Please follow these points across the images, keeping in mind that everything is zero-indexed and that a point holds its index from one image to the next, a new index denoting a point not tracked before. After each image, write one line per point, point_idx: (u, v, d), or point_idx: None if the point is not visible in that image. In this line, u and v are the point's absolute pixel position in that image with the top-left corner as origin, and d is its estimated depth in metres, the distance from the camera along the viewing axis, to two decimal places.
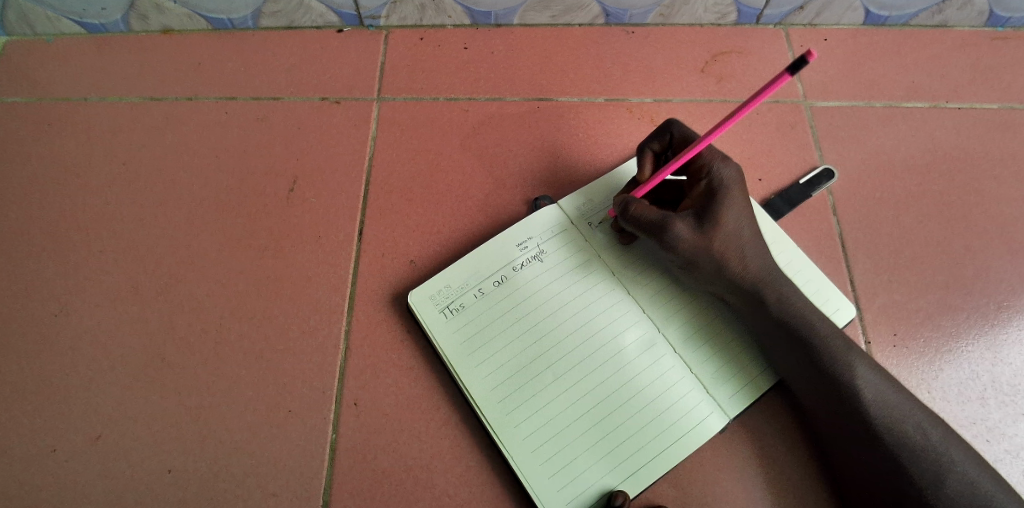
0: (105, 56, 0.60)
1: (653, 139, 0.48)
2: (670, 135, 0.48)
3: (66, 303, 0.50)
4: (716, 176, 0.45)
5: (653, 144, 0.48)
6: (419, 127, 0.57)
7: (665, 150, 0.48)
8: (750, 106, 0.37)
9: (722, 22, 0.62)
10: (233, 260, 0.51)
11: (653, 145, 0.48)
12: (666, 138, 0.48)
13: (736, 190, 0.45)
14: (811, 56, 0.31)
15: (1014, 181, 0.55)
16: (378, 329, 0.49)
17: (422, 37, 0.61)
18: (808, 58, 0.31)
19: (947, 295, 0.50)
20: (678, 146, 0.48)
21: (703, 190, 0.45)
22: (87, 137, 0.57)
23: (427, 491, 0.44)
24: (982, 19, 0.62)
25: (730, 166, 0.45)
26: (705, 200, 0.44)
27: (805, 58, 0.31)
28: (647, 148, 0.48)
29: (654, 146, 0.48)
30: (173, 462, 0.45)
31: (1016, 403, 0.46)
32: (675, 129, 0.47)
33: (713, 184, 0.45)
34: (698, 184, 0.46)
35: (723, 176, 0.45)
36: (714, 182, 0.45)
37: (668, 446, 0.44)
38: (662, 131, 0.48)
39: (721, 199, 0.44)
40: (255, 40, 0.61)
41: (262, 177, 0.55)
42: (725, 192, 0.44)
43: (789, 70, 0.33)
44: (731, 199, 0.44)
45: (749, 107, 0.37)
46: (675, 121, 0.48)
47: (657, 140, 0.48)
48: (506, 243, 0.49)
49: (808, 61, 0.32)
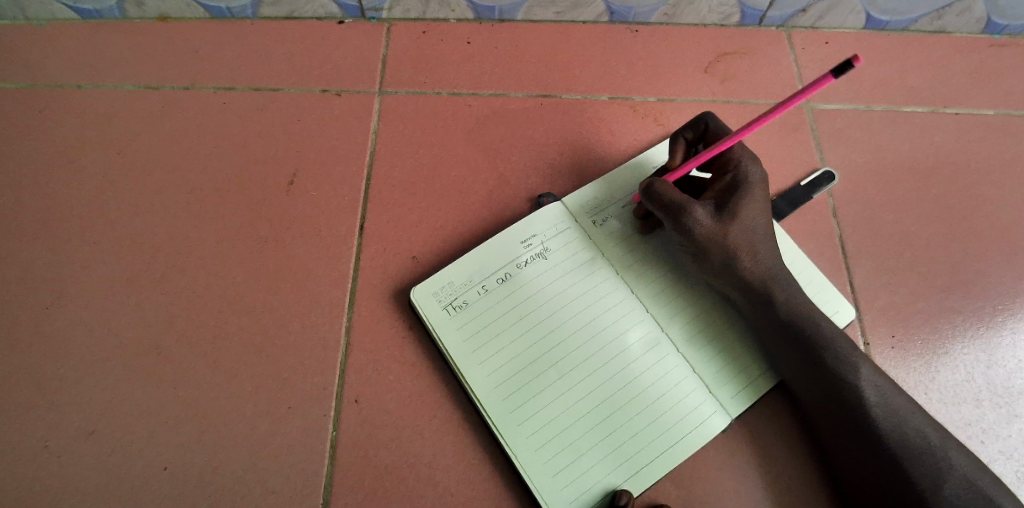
0: (100, 41, 0.59)
1: (688, 128, 0.49)
2: (704, 127, 0.49)
3: (59, 293, 0.49)
4: (743, 171, 0.45)
5: (687, 132, 0.49)
6: (422, 121, 0.56)
7: (696, 142, 0.49)
8: (790, 105, 0.39)
9: (726, 22, 0.62)
10: (232, 252, 0.51)
11: (687, 134, 0.49)
12: (700, 128, 0.49)
13: (759, 189, 0.45)
14: (857, 60, 0.34)
15: (1008, 186, 0.56)
16: (379, 325, 0.48)
17: (425, 30, 0.61)
18: (855, 61, 0.34)
19: (944, 298, 0.51)
20: (709, 140, 0.48)
21: (727, 183, 0.46)
22: (82, 126, 0.56)
23: (428, 489, 0.44)
24: (980, 26, 0.62)
25: (757, 166, 0.46)
26: (728, 193, 0.45)
27: (851, 61, 0.34)
28: (681, 135, 0.49)
29: (688, 135, 0.49)
30: (170, 459, 0.44)
31: (1010, 405, 0.47)
32: (710, 122, 0.48)
33: (737, 179, 0.45)
34: (723, 177, 0.46)
35: (748, 173, 0.45)
36: (739, 177, 0.45)
37: (671, 446, 0.44)
38: (697, 121, 0.49)
39: (744, 194, 0.44)
40: (254, 29, 0.60)
41: (262, 168, 0.54)
42: (748, 189, 0.45)
43: (834, 74, 0.36)
44: (752, 195, 0.45)
45: (783, 109, 0.39)
46: (710, 114, 0.49)
47: (692, 129, 0.49)
48: (511, 240, 0.49)
49: (855, 64, 0.35)
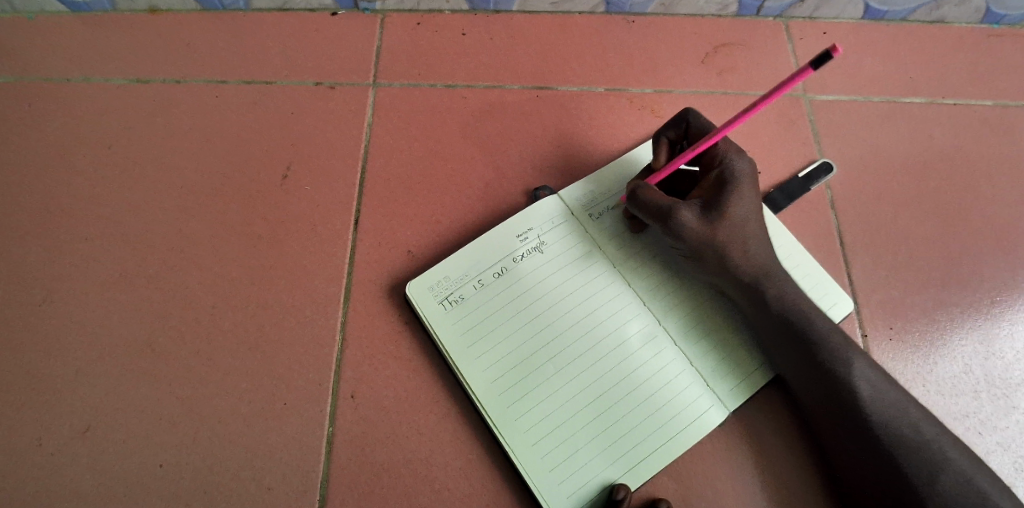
0: (91, 34, 0.58)
1: (669, 128, 0.48)
2: (686, 125, 0.48)
3: (52, 291, 0.49)
4: (730, 166, 0.45)
5: (669, 132, 0.48)
6: (417, 115, 0.56)
7: (679, 140, 0.49)
8: (771, 98, 0.39)
9: (723, 13, 0.62)
10: (226, 248, 0.50)
11: (669, 134, 0.48)
12: (683, 127, 0.48)
13: (748, 182, 0.45)
14: (835, 51, 0.34)
15: (1006, 178, 0.56)
16: (375, 321, 0.48)
17: (419, 22, 0.60)
18: (833, 53, 0.34)
19: (942, 291, 0.51)
20: (693, 137, 0.48)
21: (715, 180, 0.45)
22: (73, 121, 0.55)
23: (426, 485, 0.44)
24: (978, 16, 0.62)
25: (744, 159, 0.45)
26: (716, 190, 0.44)
27: (829, 52, 0.34)
28: (663, 135, 0.48)
29: (670, 134, 0.48)
30: (166, 456, 0.44)
31: (1007, 397, 0.47)
32: (692, 119, 0.48)
33: (725, 174, 0.45)
34: (710, 174, 0.46)
35: (736, 167, 0.45)
36: (725, 172, 0.45)
37: (669, 439, 0.44)
38: (679, 120, 0.48)
39: (732, 188, 0.44)
40: (247, 21, 0.60)
41: (255, 163, 0.53)
42: (737, 183, 0.44)
43: (811, 67, 0.36)
44: (741, 190, 0.44)
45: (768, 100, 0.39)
46: (691, 111, 0.48)
47: (673, 128, 0.48)
48: (506, 234, 0.49)
49: (831, 57, 0.34)
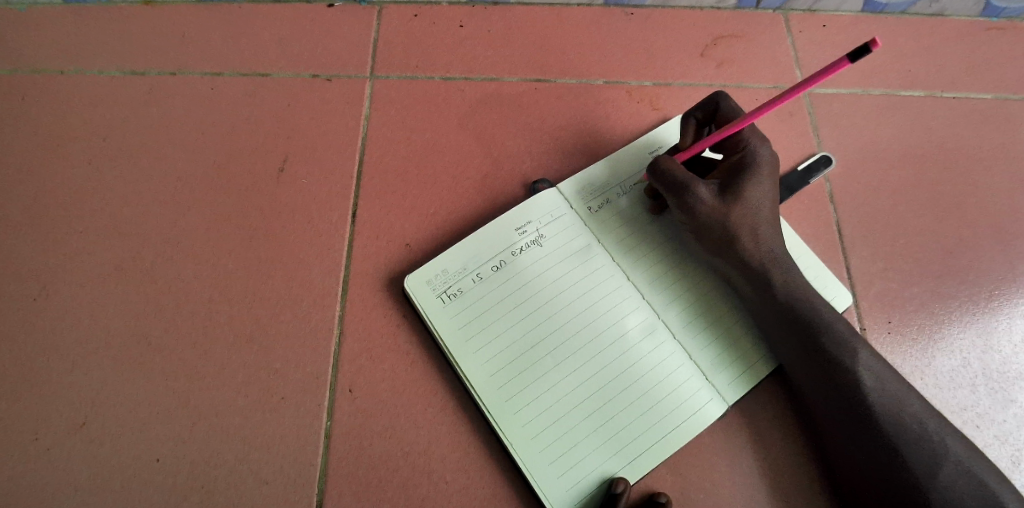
0: (85, 25, 0.58)
1: (698, 109, 0.49)
2: (714, 107, 0.48)
3: (47, 284, 0.48)
4: (752, 152, 0.45)
5: (697, 113, 0.49)
6: (414, 106, 0.56)
7: (705, 123, 0.49)
8: (801, 90, 0.39)
9: (722, 5, 0.61)
10: (222, 240, 0.50)
11: (697, 114, 0.49)
12: (711, 109, 0.48)
13: (768, 170, 0.45)
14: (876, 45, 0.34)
15: (1004, 171, 0.56)
16: (373, 313, 0.47)
17: (417, 13, 0.60)
18: (873, 46, 0.34)
19: (940, 284, 0.51)
20: (720, 120, 0.48)
21: (735, 164, 0.46)
22: (65, 113, 0.55)
23: (424, 477, 0.43)
24: (978, 9, 0.62)
25: (767, 148, 0.46)
26: (734, 174, 0.45)
27: (869, 45, 0.34)
28: (691, 115, 0.49)
29: (698, 115, 0.49)
30: (161, 450, 0.44)
31: (1005, 390, 0.47)
32: (722, 102, 0.48)
33: (745, 159, 0.45)
34: (732, 158, 0.46)
35: (757, 154, 0.45)
36: (746, 158, 0.45)
37: (668, 432, 0.44)
38: (709, 101, 0.49)
39: (751, 174, 0.44)
40: (241, 12, 0.59)
41: (251, 155, 0.53)
42: (756, 169, 0.45)
43: (852, 57, 0.36)
44: (760, 176, 0.44)
45: (801, 91, 0.39)
46: (722, 95, 0.48)
47: (702, 110, 0.49)
48: (505, 228, 0.49)
49: (871, 50, 0.34)
